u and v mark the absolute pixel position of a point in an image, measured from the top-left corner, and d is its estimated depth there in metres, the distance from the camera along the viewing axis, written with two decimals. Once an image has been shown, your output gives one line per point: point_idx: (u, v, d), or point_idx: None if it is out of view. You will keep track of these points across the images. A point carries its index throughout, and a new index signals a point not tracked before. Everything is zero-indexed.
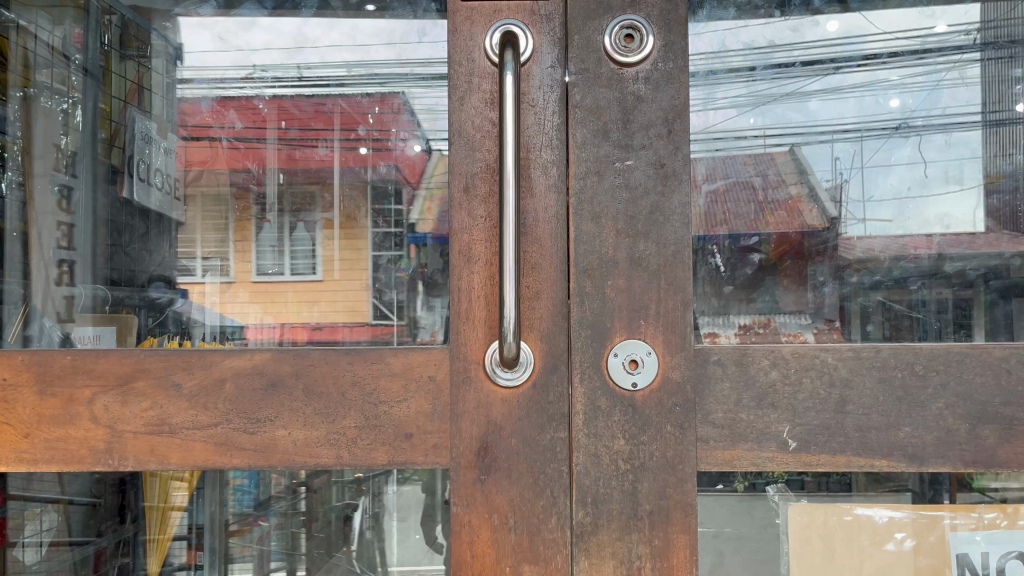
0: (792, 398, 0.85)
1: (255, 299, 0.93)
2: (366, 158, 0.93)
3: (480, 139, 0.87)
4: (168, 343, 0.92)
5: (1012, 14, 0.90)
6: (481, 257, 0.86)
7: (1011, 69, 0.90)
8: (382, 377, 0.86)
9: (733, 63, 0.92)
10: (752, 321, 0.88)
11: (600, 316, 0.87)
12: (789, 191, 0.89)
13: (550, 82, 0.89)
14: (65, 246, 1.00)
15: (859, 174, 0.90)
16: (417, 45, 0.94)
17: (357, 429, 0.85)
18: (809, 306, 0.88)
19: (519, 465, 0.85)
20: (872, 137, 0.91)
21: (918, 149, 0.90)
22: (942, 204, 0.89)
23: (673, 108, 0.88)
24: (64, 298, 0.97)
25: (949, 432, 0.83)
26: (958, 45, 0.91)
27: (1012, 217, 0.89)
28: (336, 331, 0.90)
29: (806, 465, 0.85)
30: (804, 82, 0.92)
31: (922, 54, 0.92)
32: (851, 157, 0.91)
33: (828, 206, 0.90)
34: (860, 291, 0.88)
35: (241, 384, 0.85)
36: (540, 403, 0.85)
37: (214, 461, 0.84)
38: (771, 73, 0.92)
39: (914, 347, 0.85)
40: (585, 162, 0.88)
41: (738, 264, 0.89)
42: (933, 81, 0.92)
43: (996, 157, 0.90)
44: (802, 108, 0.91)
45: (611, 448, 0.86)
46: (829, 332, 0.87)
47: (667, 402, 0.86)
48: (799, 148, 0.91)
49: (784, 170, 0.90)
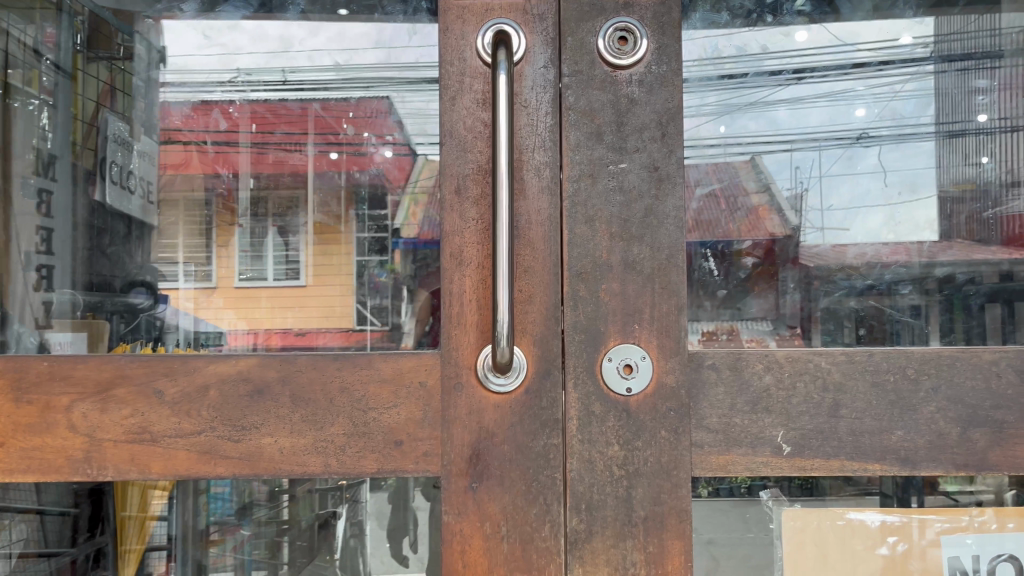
0: (786, 402, 0.86)
1: (231, 305, 0.97)
2: (340, 163, 0.99)
3: (473, 140, 0.87)
4: (142, 349, 0.97)
5: (966, 28, 0.95)
6: (473, 260, 0.87)
7: (974, 80, 0.95)
8: (371, 383, 0.86)
9: (726, 68, 0.94)
10: (716, 328, 0.90)
11: (593, 321, 0.87)
12: (754, 201, 0.92)
13: (543, 80, 0.88)
14: (42, 250, 1.01)
15: (819, 183, 0.93)
16: (404, 47, 0.97)
17: (345, 437, 0.86)
18: (773, 313, 0.91)
19: (511, 472, 0.85)
20: (832, 147, 0.94)
21: (879, 159, 0.94)
22: (913, 211, 0.93)
23: (667, 112, 0.88)
24: (42, 303, 0.99)
25: (941, 435, 0.84)
26: (915, 58, 0.95)
27: (981, 222, 0.93)
28: (309, 336, 0.93)
29: (800, 469, 0.85)
30: (773, 92, 0.94)
31: (882, 66, 0.95)
32: (811, 166, 0.94)
33: (790, 214, 0.93)
34: (823, 297, 0.91)
35: (225, 390, 0.86)
36: (532, 408, 0.85)
37: (198, 470, 0.85)
38: (750, 82, 0.94)
39: (908, 352, 0.85)
40: (579, 165, 0.88)
41: (712, 279, 0.91)
42: (891, 92, 0.96)
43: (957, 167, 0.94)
44: (768, 117, 0.94)
45: (605, 453, 0.85)
46: (792, 339, 0.90)
47: (661, 407, 0.86)
48: (761, 156, 0.93)
49: (746, 179, 0.92)
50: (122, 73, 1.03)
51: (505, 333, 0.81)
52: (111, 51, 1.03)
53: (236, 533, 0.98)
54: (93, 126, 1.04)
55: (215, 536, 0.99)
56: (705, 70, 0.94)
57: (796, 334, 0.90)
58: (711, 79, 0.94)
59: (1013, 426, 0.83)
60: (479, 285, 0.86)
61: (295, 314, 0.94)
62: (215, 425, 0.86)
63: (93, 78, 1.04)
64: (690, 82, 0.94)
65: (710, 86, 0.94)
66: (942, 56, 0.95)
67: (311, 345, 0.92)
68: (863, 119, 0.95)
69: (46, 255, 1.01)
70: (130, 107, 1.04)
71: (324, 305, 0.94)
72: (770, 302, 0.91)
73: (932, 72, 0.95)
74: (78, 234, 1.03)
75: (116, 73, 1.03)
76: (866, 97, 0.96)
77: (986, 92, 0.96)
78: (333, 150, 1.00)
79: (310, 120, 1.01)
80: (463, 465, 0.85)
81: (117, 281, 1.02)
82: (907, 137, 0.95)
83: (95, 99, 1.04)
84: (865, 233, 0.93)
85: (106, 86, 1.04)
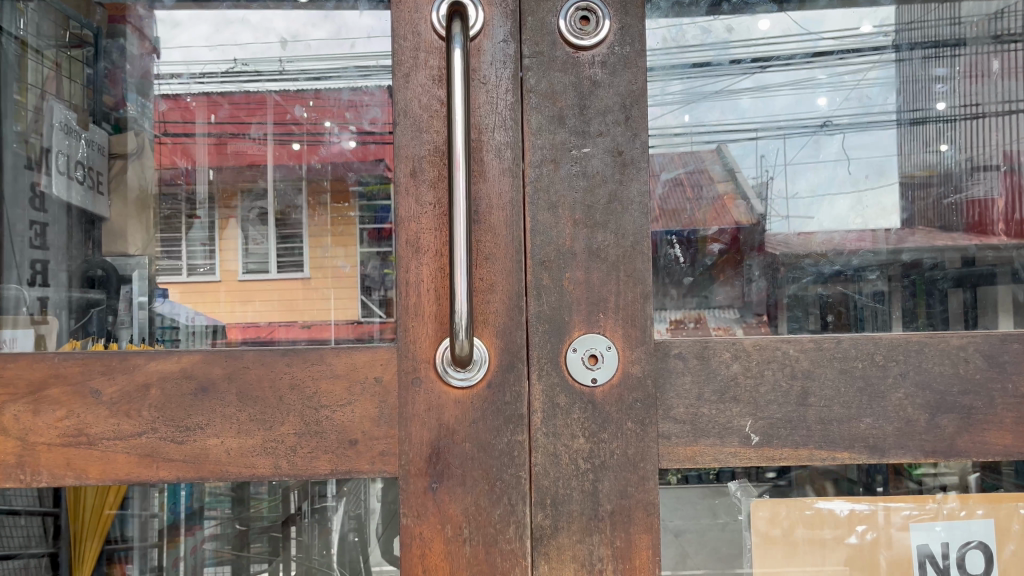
0: (754, 391, 0.84)
1: (186, 298, 0.95)
2: (299, 154, 1.00)
3: (428, 120, 0.83)
4: (93, 345, 0.94)
5: (925, 16, 0.94)
6: (430, 248, 0.83)
7: (933, 68, 0.95)
8: (323, 379, 0.82)
9: (693, 56, 0.92)
10: (683, 317, 0.87)
11: (558, 310, 0.84)
12: (718, 190, 0.90)
13: (503, 59, 0.84)
14: (38, 246, 1.02)
15: (784, 171, 0.92)
16: (368, 40, 0.94)
17: (297, 436, 0.81)
18: (739, 301, 0.89)
19: (473, 469, 0.82)
20: (796, 135, 0.93)
21: (843, 146, 0.93)
22: (873, 198, 0.92)
23: (630, 94, 0.85)
24: (38, 299, 0.99)
25: (910, 422, 0.83)
26: (878, 47, 0.94)
27: (942, 209, 0.92)
28: (271, 331, 0.91)
29: (768, 460, 0.83)
30: (735, 82, 0.93)
31: (845, 54, 0.94)
32: (775, 154, 0.92)
33: (755, 201, 0.91)
34: (786, 284, 0.89)
35: (168, 388, 0.81)
36: (495, 403, 0.82)
37: (139, 475, 0.80)
38: (715, 70, 0.93)
39: (875, 338, 0.84)
40: (541, 149, 0.85)
41: (677, 266, 0.88)
42: (857, 79, 0.94)
43: (920, 151, 0.93)
44: (733, 106, 0.92)
45: (571, 447, 0.83)
46: (758, 326, 0.87)
47: (628, 398, 0.83)
48: (727, 145, 0.91)
49: (711, 166, 0.90)
50: (69, 60, 1.08)
51: (465, 323, 0.78)
52: (59, 40, 1.08)
53: (193, 534, 1.08)
54: (38, 112, 1.07)
55: (171, 537, 1.10)
56: (671, 60, 0.91)
57: (762, 321, 0.88)
58: (681, 68, 0.91)
59: (980, 411, 0.82)
60: (438, 273, 0.83)
61: (257, 306, 0.92)
62: (160, 424, 0.81)
63: (36, 65, 1.08)
64: (655, 70, 0.90)
65: (675, 74, 0.91)
66: (903, 45, 0.95)
67: (274, 339, 0.89)
68: (827, 106, 0.94)
69: (42, 249, 1.03)
70: (75, 92, 1.09)
71: (287, 297, 0.92)
72: (736, 291, 0.89)
73: (892, 60, 0.94)
74: (75, 223, 1.06)
75: (64, 60, 1.08)
76: (830, 85, 0.94)
77: (944, 81, 0.96)
78: (294, 141, 1.01)
79: (270, 108, 1.02)
80: (424, 461, 0.82)
81: (96, 267, 1.02)
82: (868, 124, 0.94)
83: (39, 86, 1.08)
84: (832, 219, 0.91)
85: (50, 72, 1.08)
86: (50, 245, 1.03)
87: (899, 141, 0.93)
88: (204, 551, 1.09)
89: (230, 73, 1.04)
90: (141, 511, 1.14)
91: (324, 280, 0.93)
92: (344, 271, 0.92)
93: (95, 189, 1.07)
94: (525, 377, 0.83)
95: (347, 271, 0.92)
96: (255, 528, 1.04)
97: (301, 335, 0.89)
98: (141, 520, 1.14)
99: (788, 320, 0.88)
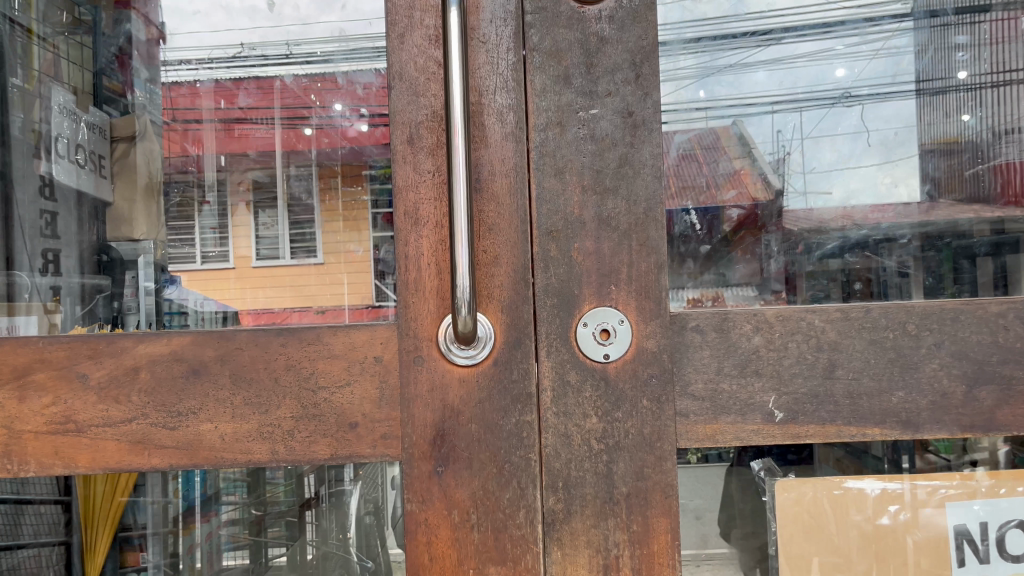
0: (777, 364, 0.78)
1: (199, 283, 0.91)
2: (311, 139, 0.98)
3: (425, 83, 0.78)
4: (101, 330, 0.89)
5: None
6: (429, 219, 0.78)
7: (952, 36, 0.91)
8: (320, 360, 0.78)
9: (704, 30, 0.87)
10: (700, 295, 0.81)
11: (566, 283, 0.79)
12: (733, 164, 0.85)
13: (505, 16, 0.79)
14: (50, 234, 1.02)
15: (801, 146, 0.86)
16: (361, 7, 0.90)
17: (294, 421, 0.77)
18: (755, 277, 0.83)
19: (480, 452, 0.77)
20: (814, 107, 0.88)
21: (862, 117, 0.88)
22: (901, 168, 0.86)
23: (640, 50, 0.79)
24: (51, 288, 0.97)
25: (945, 395, 0.77)
26: (896, 15, 0.90)
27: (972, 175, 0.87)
28: (284, 314, 0.85)
29: (793, 437, 0.78)
30: (750, 54, 0.89)
31: (862, 22, 0.90)
32: (792, 128, 0.87)
33: (772, 177, 0.85)
34: (802, 258, 0.84)
35: (158, 372, 0.77)
36: (502, 382, 0.78)
37: (130, 463, 0.77)
38: (728, 44, 0.88)
39: (908, 307, 0.78)
40: (546, 111, 0.79)
41: (694, 235, 0.83)
42: (873, 48, 0.90)
43: (942, 120, 0.88)
44: (749, 81, 0.88)
45: (582, 427, 0.78)
46: (777, 302, 0.82)
47: (642, 373, 0.78)
48: (742, 121, 0.86)
49: (727, 144, 0.85)
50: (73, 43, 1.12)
51: (468, 300, 0.73)
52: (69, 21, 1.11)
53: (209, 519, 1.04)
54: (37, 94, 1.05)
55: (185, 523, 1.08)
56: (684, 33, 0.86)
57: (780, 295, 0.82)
58: (693, 41, 0.86)
59: (1021, 382, 0.77)
60: (440, 248, 0.78)
61: (269, 292, 0.87)
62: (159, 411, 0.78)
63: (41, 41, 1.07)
64: (667, 44, 0.85)
65: (690, 48, 0.86)
66: (921, 13, 0.91)
67: (283, 323, 0.85)
68: (846, 77, 0.89)
69: (54, 238, 1.02)
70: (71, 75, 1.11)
71: (299, 283, 0.88)
72: (753, 266, 0.83)
73: (909, 29, 0.90)
74: (84, 214, 1.07)
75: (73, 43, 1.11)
76: (848, 55, 0.90)
77: (966, 49, 0.90)
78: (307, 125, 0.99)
79: (277, 93, 1.02)
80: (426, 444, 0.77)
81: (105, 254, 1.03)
82: (889, 93, 0.89)
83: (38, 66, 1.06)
84: (857, 184, 0.85)
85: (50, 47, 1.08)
86: (62, 233, 1.03)
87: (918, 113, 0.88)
88: (221, 536, 1.06)
89: (237, 57, 1.05)
90: (150, 496, 1.10)
91: (338, 264, 0.88)
92: (356, 255, 0.86)
93: (97, 173, 1.10)
94: (532, 353, 0.78)
95: (359, 254, 0.87)
96: (272, 513, 0.99)
97: (312, 319, 0.84)
98: (157, 507, 1.10)
99: (808, 290, 0.82)
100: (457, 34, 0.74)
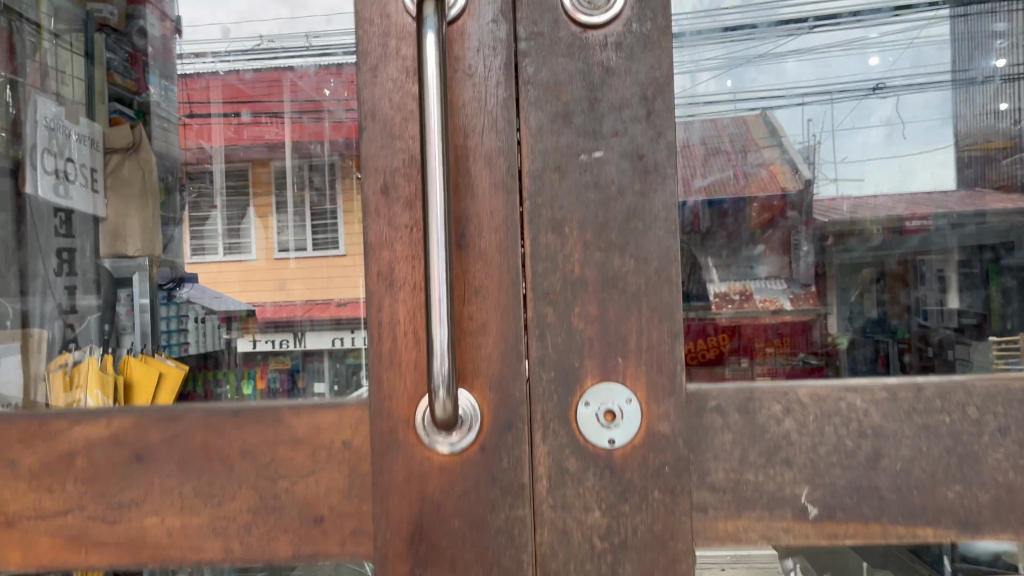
0: (811, 452, 0.67)
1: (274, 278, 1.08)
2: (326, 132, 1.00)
3: (401, 123, 0.67)
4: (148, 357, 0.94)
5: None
6: (406, 281, 0.67)
7: (989, 23, 0.92)
8: (281, 445, 0.68)
9: (722, 18, 0.83)
10: (729, 288, 0.75)
11: (565, 354, 0.68)
12: (764, 158, 0.85)
13: (493, 43, 0.68)
14: None
15: (831, 137, 0.89)
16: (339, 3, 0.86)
17: (251, 514, 0.67)
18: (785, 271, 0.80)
19: (464, 552, 0.67)
20: (842, 101, 0.91)
21: (896, 108, 0.92)
22: (919, 162, 0.89)
23: (653, 82, 0.68)
24: None
25: (1011, 491, 0.66)
26: (932, 4, 0.93)
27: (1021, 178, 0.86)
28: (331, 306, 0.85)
29: (830, 538, 0.67)
30: (784, 43, 0.90)
31: (899, 11, 0.93)
32: (823, 120, 0.89)
33: (802, 167, 0.86)
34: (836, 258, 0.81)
35: (97, 457, 0.68)
36: (490, 470, 0.67)
37: (65, 561, 0.67)
38: (758, 33, 0.89)
39: (968, 387, 0.66)
40: (542, 155, 0.69)
41: (719, 233, 0.76)
42: (911, 36, 0.93)
43: (976, 115, 0.91)
44: (782, 69, 0.89)
45: (584, 521, 0.68)
46: (807, 298, 0.79)
47: (653, 461, 0.67)
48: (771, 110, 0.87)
49: (759, 134, 0.86)
50: None
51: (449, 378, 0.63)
52: None
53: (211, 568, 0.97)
54: None
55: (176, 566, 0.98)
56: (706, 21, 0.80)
57: (811, 295, 0.80)
58: (715, 31, 0.82)
59: None
60: (417, 313, 0.67)
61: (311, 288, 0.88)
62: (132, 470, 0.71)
63: None
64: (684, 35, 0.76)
65: (712, 38, 0.81)
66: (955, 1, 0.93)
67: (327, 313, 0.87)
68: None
69: None
70: None
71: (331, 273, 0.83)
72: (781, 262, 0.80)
73: (946, 17, 0.93)
74: None
75: None
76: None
77: (1005, 36, 0.92)
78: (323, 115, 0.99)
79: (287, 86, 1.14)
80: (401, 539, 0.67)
81: None
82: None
83: None
84: (884, 183, 0.88)
85: None
86: None
87: (953, 104, 0.91)
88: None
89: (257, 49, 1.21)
90: None
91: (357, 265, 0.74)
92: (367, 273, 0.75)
93: None
94: (524, 435, 0.68)
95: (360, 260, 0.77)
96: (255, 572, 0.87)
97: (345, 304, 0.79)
98: None
99: (853, 359, 0.72)
100: (434, 66, 0.63)
